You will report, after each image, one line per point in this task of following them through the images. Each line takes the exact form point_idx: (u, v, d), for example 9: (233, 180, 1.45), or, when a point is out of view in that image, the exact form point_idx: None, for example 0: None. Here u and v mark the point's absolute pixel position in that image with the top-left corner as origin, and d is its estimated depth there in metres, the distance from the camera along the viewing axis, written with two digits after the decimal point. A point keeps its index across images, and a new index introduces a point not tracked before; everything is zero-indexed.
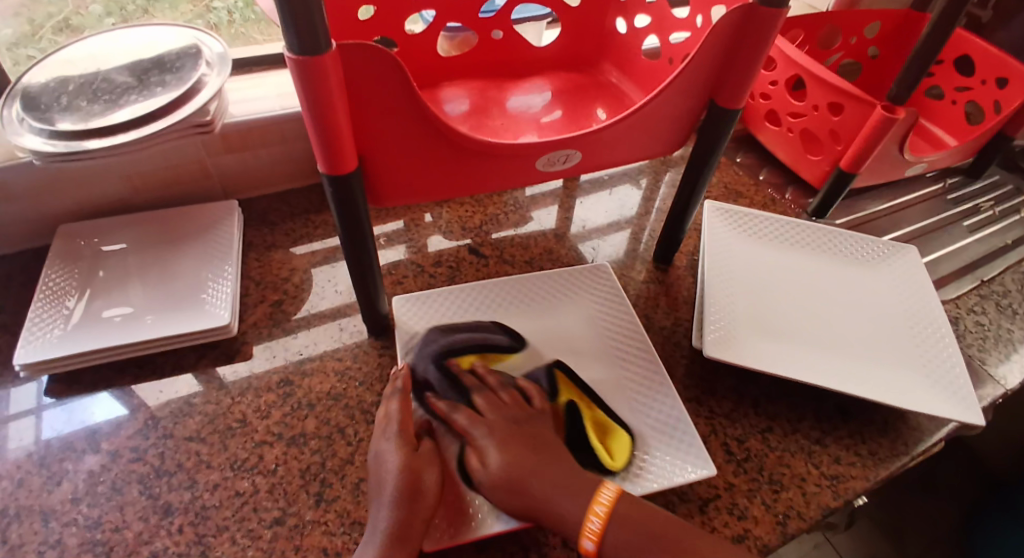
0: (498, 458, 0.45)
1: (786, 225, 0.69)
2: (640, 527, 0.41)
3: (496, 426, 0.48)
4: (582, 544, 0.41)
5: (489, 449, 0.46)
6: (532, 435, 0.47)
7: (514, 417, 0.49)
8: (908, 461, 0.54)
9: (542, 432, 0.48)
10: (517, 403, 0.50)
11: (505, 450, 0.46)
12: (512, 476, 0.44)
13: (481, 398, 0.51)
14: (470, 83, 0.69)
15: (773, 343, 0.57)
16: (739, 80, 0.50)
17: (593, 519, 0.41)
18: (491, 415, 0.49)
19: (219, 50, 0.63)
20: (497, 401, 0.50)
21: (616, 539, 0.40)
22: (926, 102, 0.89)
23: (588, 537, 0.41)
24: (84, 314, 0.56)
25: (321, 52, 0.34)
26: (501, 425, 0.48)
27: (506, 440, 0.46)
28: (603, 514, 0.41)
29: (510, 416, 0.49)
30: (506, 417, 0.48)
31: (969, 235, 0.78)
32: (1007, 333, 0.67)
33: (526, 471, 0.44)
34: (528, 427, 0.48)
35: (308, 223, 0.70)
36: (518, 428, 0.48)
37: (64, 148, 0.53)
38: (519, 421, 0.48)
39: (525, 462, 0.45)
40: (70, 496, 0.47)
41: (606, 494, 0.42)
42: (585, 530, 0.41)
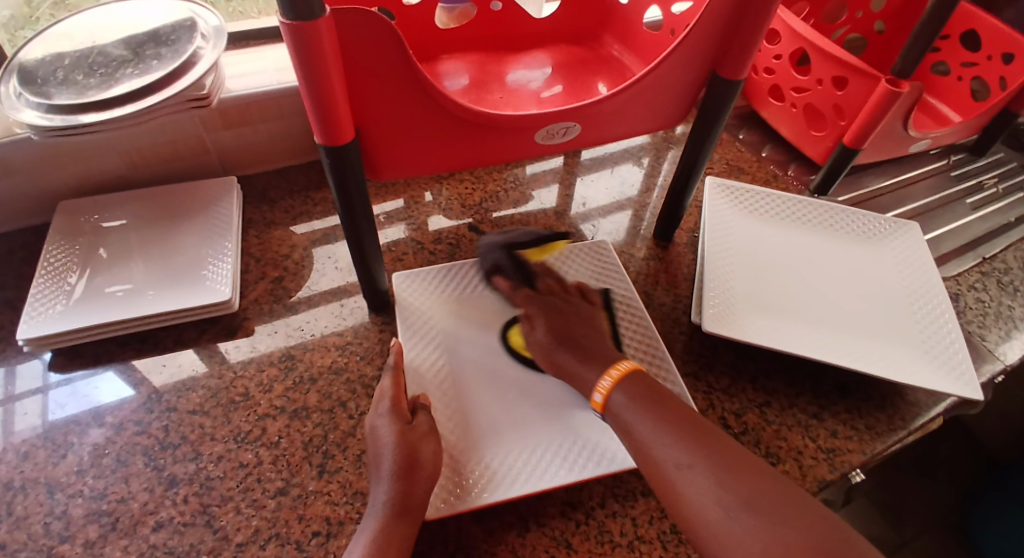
0: (541, 329, 0.52)
1: (785, 201, 0.68)
2: (649, 393, 0.43)
3: (545, 306, 0.53)
4: (593, 398, 0.46)
5: (537, 322, 0.52)
6: (577, 318, 0.52)
7: (563, 303, 0.54)
8: (904, 435, 0.54)
9: (587, 318, 0.53)
10: (571, 295, 0.56)
11: (550, 323, 0.52)
12: (552, 341, 0.50)
13: (543, 282, 0.56)
14: (470, 57, 0.68)
15: (772, 319, 0.57)
16: (742, 50, 0.50)
17: (603, 377, 0.45)
18: (546, 296, 0.54)
19: (215, 23, 0.62)
20: (558, 289, 0.55)
21: (619, 397, 0.44)
22: (932, 79, 0.88)
23: (599, 392, 0.45)
24: (86, 290, 0.56)
25: (316, 18, 0.34)
26: (550, 307, 0.53)
27: (552, 317, 0.52)
28: (613, 374, 0.45)
29: (562, 303, 0.54)
30: (558, 302, 0.54)
31: (972, 212, 0.78)
32: (1008, 309, 0.67)
33: (564, 342, 0.50)
34: (575, 313, 0.53)
35: (308, 200, 0.70)
36: (567, 310, 0.53)
37: (61, 121, 0.53)
38: (569, 308, 0.53)
39: (564, 336, 0.50)
40: (75, 468, 0.48)
41: (624, 365, 0.46)
42: (597, 386, 0.45)
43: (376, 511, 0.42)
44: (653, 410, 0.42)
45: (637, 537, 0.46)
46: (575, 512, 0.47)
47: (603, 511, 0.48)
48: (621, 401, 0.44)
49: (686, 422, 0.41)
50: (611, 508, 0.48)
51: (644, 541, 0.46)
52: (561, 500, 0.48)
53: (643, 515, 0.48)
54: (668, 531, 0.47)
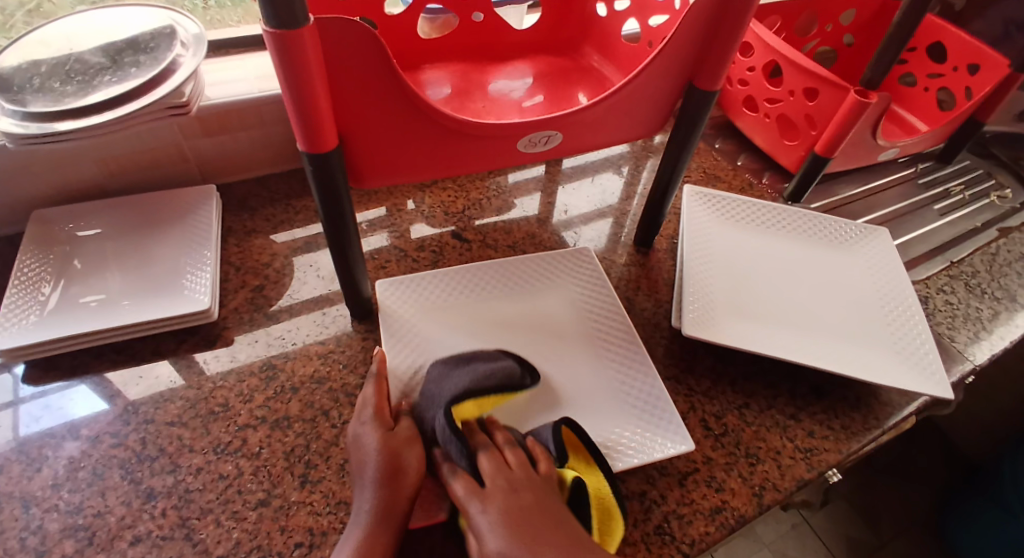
0: (501, 542, 0.39)
1: (761, 208, 0.70)
2: None
3: (501, 505, 0.40)
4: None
5: (490, 531, 0.39)
6: (539, 512, 0.40)
7: (512, 487, 0.42)
8: (878, 434, 0.56)
9: (549, 507, 0.41)
10: (523, 466, 0.43)
11: (507, 531, 0.39)
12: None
13: (488, 459, 0.43)
14: (452, 66, 0.69)
15: (750, 323, 0.58)
16: (718, 60, 0.51)
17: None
18: (495, 485, 0.42)
19: (195, 31, 0.62)
20: (503, 463, 0.43)
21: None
22: (900, 90, 0.91)
23: None
24: (60, 301, 0.55)
25: (299, 25, 0.34)
26: (504, 506, 0.40)
27: (508, 519, 0.40)
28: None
29: (512, 486, 0.42)
30: (505, 492, 0.41)
31: (939, 218, 0.81)
32: (975, 311, 0.69)
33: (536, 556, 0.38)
34: (529, 496, 0.41)
35: (290, 209, 0.69)
36: (524, 503, 0.41)
37: (37, 129, 0.52)
38: (527, 493, 0.41)
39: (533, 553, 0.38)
40: (49, 482, 0.47)
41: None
42: None
43: (360, 516, 0.42)
44: None
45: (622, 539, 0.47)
46: None
47: None
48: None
49: None
50: None
51: (629, 544, 0.47)
52: None
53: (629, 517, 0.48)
54: (651, 532, 0.47)
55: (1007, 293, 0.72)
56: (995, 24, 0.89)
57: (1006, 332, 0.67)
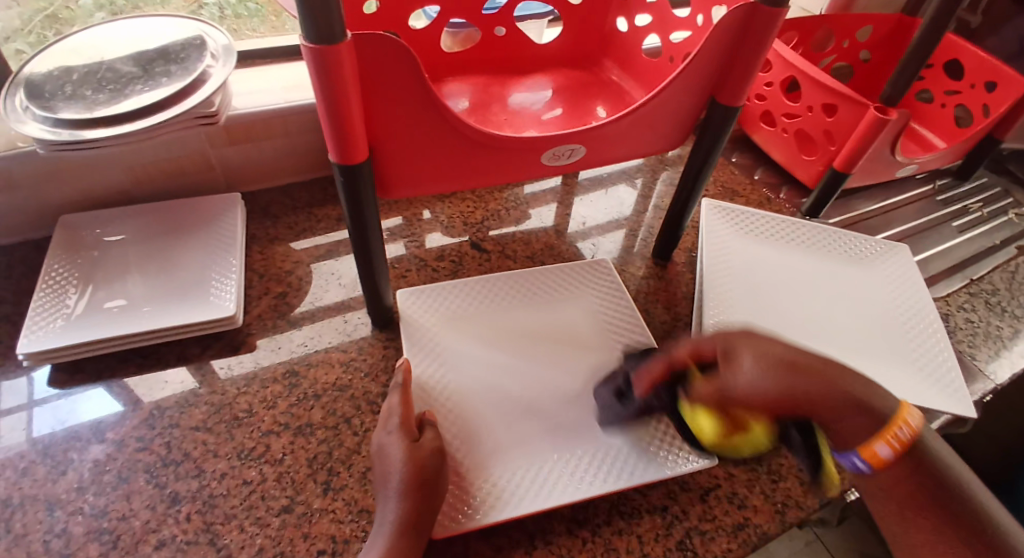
0: (759, 370, 0.40)
1: (780, 223, 0.70)
2: (935, 462, 0.39)
3: (754, 352, 0.41)
4: (868, 453, 0.40)
5: (748, 363, 0.41)
6: (777, 346, 0.42)
7: (749, 333, 0.44)
8: None
9: (810, 353, 0.43)
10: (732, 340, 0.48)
11: (764, 363, 0.41)
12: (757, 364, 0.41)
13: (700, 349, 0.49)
14: (474, 80, 0.70)
15: (772, 338, 0.58)
16: (741, 77, 0.51)
17: (891, 442, 0.39)
18: (737, 340, 0.43)
19: (224, 42, 0.63)
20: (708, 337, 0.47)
21: (910, 464, 0.39)
22: (916, 106, 0.91)
23: (890, 445, 0.40)
24: (86, 306, 0.56)
25: (337, 41, 0.35)
26: (734, 336, 0.44)
27: (767, 360, 0.41)
28: (899, 447, 0.40)
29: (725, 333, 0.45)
30: (754, 341, 0.43)
31: (958, 235, 0.80)
32: (996, 329, 0.69)
33: (794, 387, 0.40)
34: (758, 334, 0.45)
35: (311, 217, 0.70)
36: (768, 345, 0.42)
37: (67, 136, 0.53)
38: (763, 337, 0.43)
39: (790, 376, 0.40)
40: (74, 485, 0.47)
41: (909, 424, 0.40)
42: (891, 437, 0.40)
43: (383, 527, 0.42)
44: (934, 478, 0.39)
45: (644, 554, 0.47)
46: (580, 529, 0.48)
47: (609, 528, 0.48)
48: (906, 470, 0.39)
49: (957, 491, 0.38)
50: (617, 526, 0.48)
51: None
52: (567, 517, 0.48)
53: (650, 533, 0.48)
54: (673, 548, 0.47)
55: None
56: (1012, 41, 0.89)
57: None
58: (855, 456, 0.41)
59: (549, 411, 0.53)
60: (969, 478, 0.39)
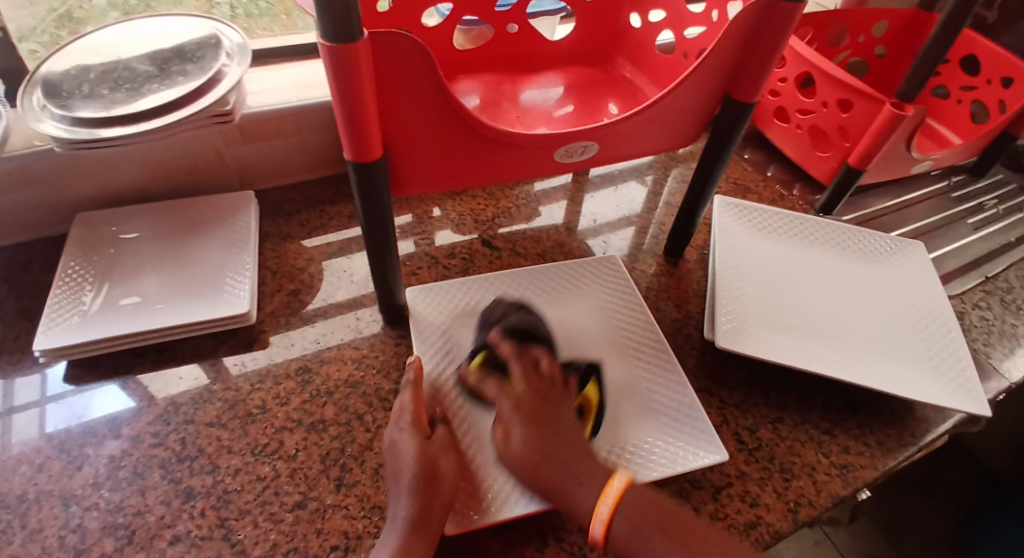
0: (521, 437, 0.46)
1: (791, 221, 0.70)
2: (653, 515, 0.42)
3: (519, 405, 0.48)
4: (591, 529, 0.42)
5: (514, 437, 0.46)
6: (543, 409, 0.48)
7: (539, 395, 0.48)
8: (915, 451, 0.55)
9: (558, 408, 0.48)
10: (551, 380, 0.50)
11: (527, 429, 0.46)
12: (515, 421, 0.47)
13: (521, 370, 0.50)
14: (485, 77, 0.70)
15: (784, 336, 0.57)
16: (758, 72, 0.51)
17: (603, 505, 0.42)
18: (512, 398, 0.48)
19: (238, 41, 0.64)
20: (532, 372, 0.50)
21: (623, 528, 0.41)
22: (931, 101, 0.90)
23: (598, 522, 0.42)
24: (102, 303, 0.56)
25: (354, 39, 0.35)
26: (524, 397, 0.48)
27: (526, 426, 0.46)
28: (611, 504, 0.42)
29: (534, 392, 0.48)
30: (530, 401, 0.48)
31: (973, 232, 0.79)
32: (1011, 328, 0.68)
33: (541, 472, 0.44)
34: (551, 409, 0.48)
35: (323, 214, 0.71)
36: (536, 413, 0.47)
37: (85, 135, 0.54)
38: (545, 398, 0.48)
39: (548, 443, 0.46)
40: (90, 480, 0.48)
41: (614, 485, 0.43)
42: (596, 515, 0.42)
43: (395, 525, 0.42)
44: (658, 537, 0.40)
45: None
46: None
47: None
48: (624, 532, 0.41)
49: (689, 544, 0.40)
50: None
51: None
52: None
53: None
54: None
55: None
56: None
57: None
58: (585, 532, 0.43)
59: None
60: (689, 521, 0.42)
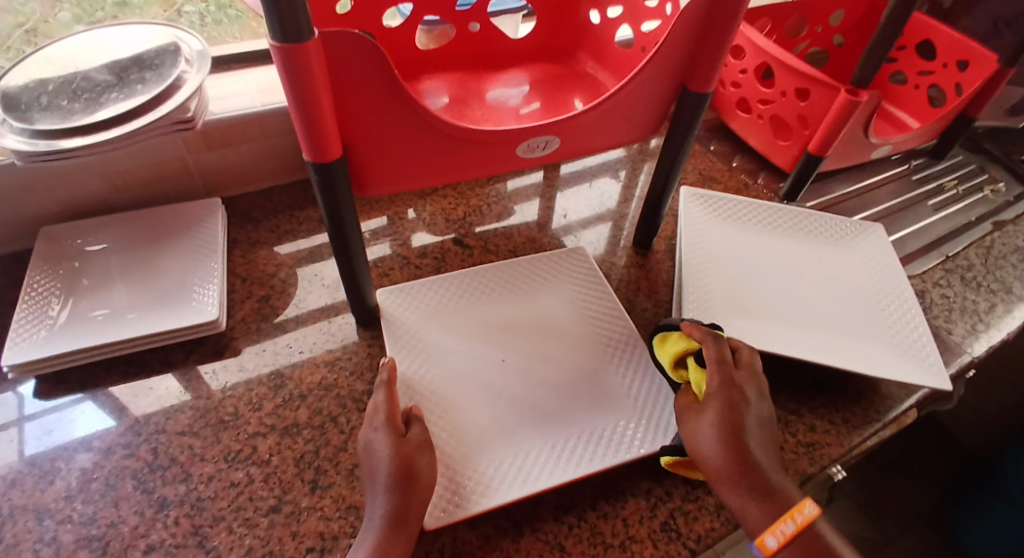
0: (712, 422, 0.44)
1: (756, 208, 0.71)
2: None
3: (721, 393, 0.45)
4: (764, 540, 0.41)
5: (706, 428, 0.44)
6: (746, 407, 0.45)
7: (728, 386, 0.46)
8: (879, 427, 0.56)
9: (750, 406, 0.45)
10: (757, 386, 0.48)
11: (721, 428, 0.43)
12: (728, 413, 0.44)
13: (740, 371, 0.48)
14: (449, 76, 0.70)
15: (750, 321, 0.59)
16: (710, 62, 0.52)
17: (789, 524, 0.41)
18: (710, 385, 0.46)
19: (198, 47, 0.63)
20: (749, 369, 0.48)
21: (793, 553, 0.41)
22: (891, 88, 0.93)
23: (774, 535, 0.41)
24: (70, 316, 0.56)
25: (304, 39, 0.35)
26: (723, 386, 0.46)
27: (730, 423, 0.44)
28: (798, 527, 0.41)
29: (741, 379, 0.47)
30: (741, 398, 0.45)
31: (934, 213, 0.82)
32: (971, 304, 0.70)
33: (725, 460, 0.43)
34: (762, 415, 0.46)
35: (293, 220, 0.71)
36: (734, 405, 0.44)
37: (44, 147, 0.53)
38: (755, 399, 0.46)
39: (741, 445, 0.43)
40: (62, 494, 0.47)
41: (807, 509, 0.42)
42: (775, 529, 0.41)
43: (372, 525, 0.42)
44: None
45: (630, 537, 0.47)
46: (567, 514, 0.48)
47: (595, 513, 0.49)
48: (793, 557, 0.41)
49: None
50: (603, 510, 0.49)
51: (636, 541, 0.47)
52: (553, 505, 0.49)
53: (634, 516, 0.49)
54: (658, 529, 0.48)
55: (1003, 285, 0.73)
56: (982, 21, 0.90)
57: (1002, 324, 0.68)
58: (752, 544, 0.42)
59: (532, 399, 0.54)
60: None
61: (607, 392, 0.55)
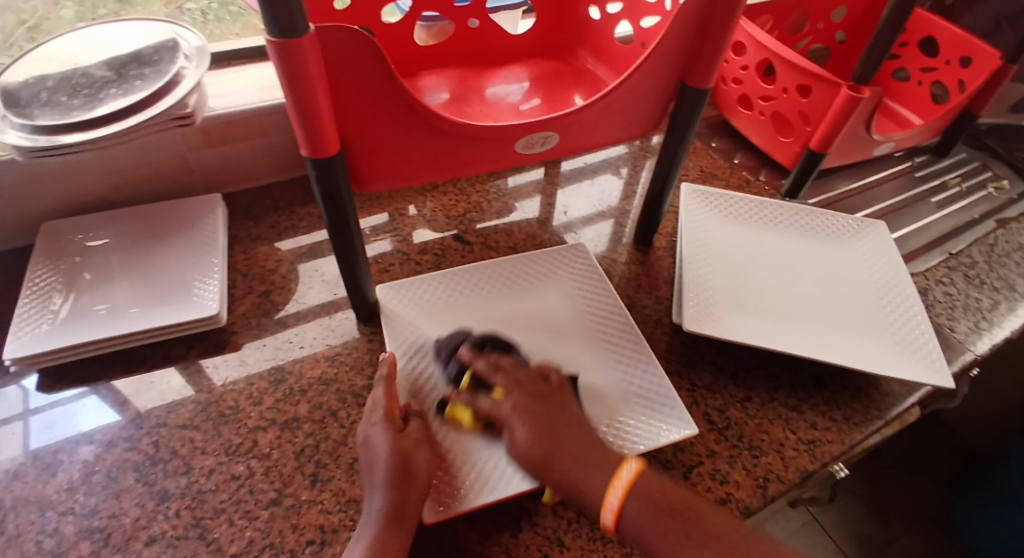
0: (521, 432, 0.46)
1: (758, 205, 0.71)
2: (668, 506, 0.41)
3: (521, 405, 0.48)
4: (603, 519, 0.42)
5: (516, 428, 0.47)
6: (557, 411, 0.48)
7: (538, 397, 0.49)
8: (881, 424, 0.56)
9: (565, 409, 0.49)
10: (536, 380, 0.51)
11: (531, 422, 0.47)
12: (522, 419, 0.47)
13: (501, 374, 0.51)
14: (449, 73, 0.70)
15: (749, 317, 0.59)
16: (709, 58, 0.52)
17: (613, 495, 0.42)
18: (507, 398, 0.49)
19: (197, 44, 0.63)
20: (513, 375, 0.51)
21: (633, 512, 0.41)
22: (893, 85, 0.92)
23: (608, 512, 0.42)
24: (72, 310, 0.56)
25: (300, 34, 0.35)
26: (518, 395, 0.49)
27: (528, 426, 0.46)
28: (623, 490, 0.42)
29: (516, 385, 0.49)
30: (541, 406, 0.48)
31: (937, 211, 0.81)
32: (974, 302, 0.70)
33: (548, 458, 0.44)
34: (551, 408, 0.48)
35: (294, 216, 0.71)
36: (537, 408, 0.48)
37: (44, 142, 0.53)
38: (541, 398, 0.49)
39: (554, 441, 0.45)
40: (64, 486, 0.48)
41: (625, 471, 0.43)
42: (606, 505, 0.42)
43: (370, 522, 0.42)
44: (666, 525, 0.40)
45: None
46: (566, 509, 0.48)
47: None
48: (639, 512, 0.41)
49: (711, 531, 0.40)
50: None
51: None
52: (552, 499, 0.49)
53: None
54: None
55: (1006, 283, 0.72)
56: (985, 17, 0.90)
57: (1005, 322, 0.68)
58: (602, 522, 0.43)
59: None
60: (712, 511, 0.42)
61: (609, 387, 0.55)
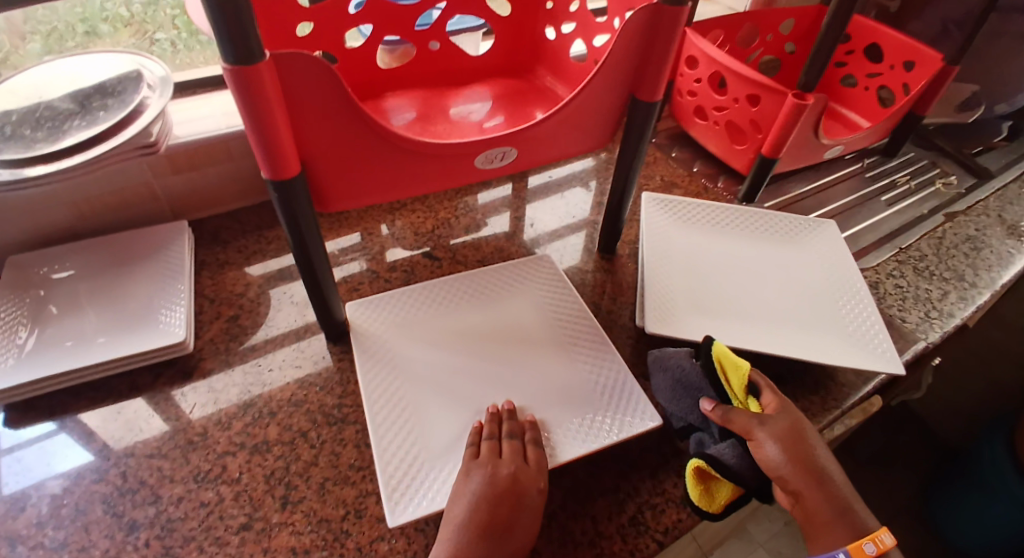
0: (780, 453, 0.46)
1: (715, 211, 0.73)
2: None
3: (785, 429, 0.48)
4: (865, 545, 0.44)
5: (768, 439, 0.47)
6: (815, 449, 0.48)
7: (803, 429, 0.49)
8: (838, 414, 0.58)
9: (823, 453, 0.48)
10: (797, 415, 0.50)
11: (786, 444, 0.47)
12: (789, 445, 0.47)
13: (770, 400, 0.51)
14: (413, 94, 0.72)
15: (709, 318, 0.61)
16: (656, 72, 0.54)
17: (885, 536, 0.45)
18: (773, 415, 0.49)
19: (161, 73, 0.64)
20: (781, 402, 0.50)
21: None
22: (842, 91, 0.97)
23: (874, 544, 0.44)
24: (37, 344, 0.56)
25: (255, 61, 0.36)
26: (780, 419, 0.48)
27: (798, 448, 0.47)
28: (885, 542, 0.45)
29: (781, 413, 0.49)
30: (806, 440, 0.48)
31: (888, 208, 0.85)
32: (925, 293, 0.73)
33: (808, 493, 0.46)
34: (819, 452, 0.48)
35: (262, 240, 0.71)
36: (798, 434, 0.48)
37: (7, 176, 0.53)
38: (806, 437, 0.48)
39: (806, 470, 0.46)
40: (33, 520, 0.47)
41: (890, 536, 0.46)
42: (876, 537, 0.45)
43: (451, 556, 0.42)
44: None
45: (598, 534, 0.49)
46: None
47: (565, 512, 0.49)
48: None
49: None
50: (572, 510, 0.50)
51: (605, 538, 0.48)
52: None
53: (605, 513, 0.50)
54: (626, 525, 0.49)
55: (956, 274, 0.75)
56: (931, 24, 0.95)
57: (956, 311, 0.71)
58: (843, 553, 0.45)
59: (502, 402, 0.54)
60: None
61: (577, 385, 0.56)
